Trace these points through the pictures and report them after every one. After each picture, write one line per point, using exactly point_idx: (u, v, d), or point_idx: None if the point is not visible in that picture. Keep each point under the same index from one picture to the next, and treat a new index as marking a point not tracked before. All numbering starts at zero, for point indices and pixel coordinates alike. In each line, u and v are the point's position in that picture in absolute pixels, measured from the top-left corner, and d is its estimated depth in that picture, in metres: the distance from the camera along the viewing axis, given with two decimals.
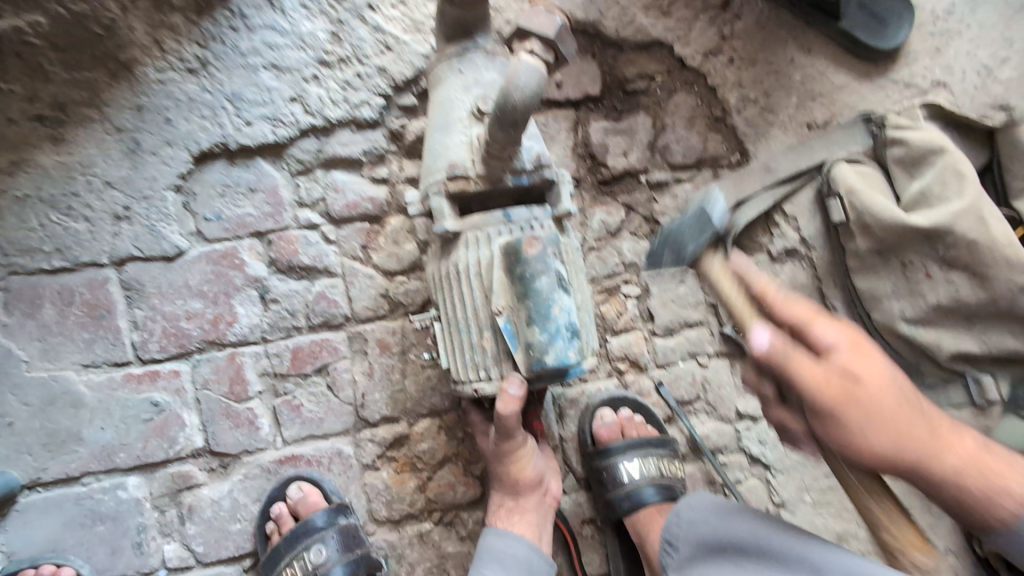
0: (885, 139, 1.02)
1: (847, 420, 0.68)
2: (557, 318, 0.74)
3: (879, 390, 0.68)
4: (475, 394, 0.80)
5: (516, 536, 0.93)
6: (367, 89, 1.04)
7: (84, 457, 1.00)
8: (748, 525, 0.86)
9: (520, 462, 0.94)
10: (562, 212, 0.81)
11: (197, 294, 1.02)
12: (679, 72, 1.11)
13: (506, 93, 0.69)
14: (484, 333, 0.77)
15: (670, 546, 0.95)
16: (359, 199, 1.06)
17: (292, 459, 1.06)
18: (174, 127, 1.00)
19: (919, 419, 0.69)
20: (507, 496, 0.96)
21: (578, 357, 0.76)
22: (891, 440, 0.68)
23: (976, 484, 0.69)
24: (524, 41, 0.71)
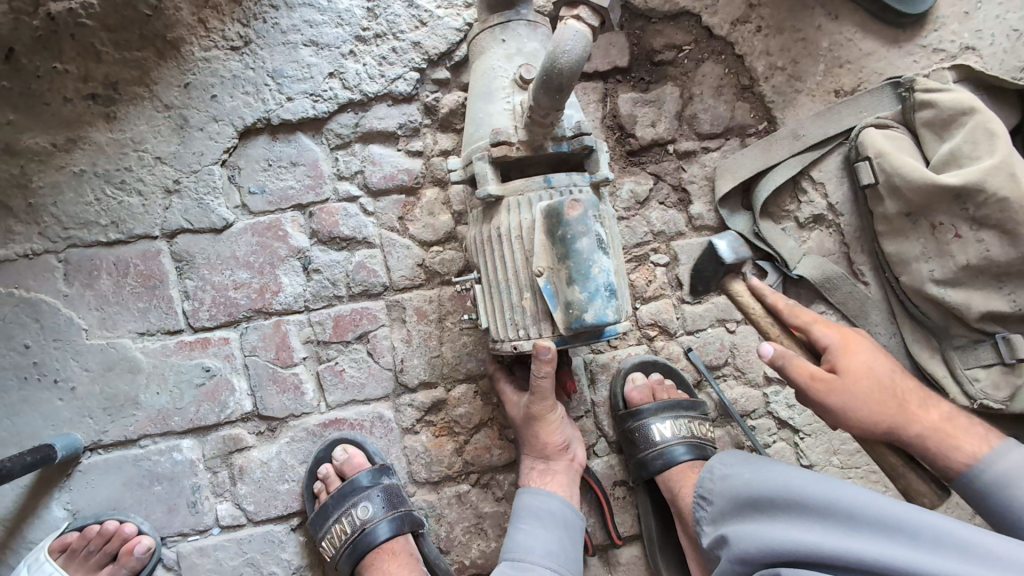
0: (913, 102, 1.03)
1: (834, 409, 0.89)
2: (596, 278, 0.74)
3: (865, 380, 0.89)
4: (514, 351, 0.83)
5: (549, 493, 0.95)
6: (402, 63, 1.07)
7: (141, 420, 1.06)
8: (774, 473, 0.83)
9: (550, 426, 0.96)
10: (600, 178, 0.83)
11: (243, 265, 1.07)
12: (707, 42, 1.13)
13: (551, 57, 0.67)
14: (525, 294, 0.80)
15: (703, 501, 0.93)
16: (396, 171, 1.10)
17: (336, 423, 1.10)
18: (220, 103, 1.04)
19: (890, 394, 0.89)
20: (537, 459, 0.98)
21: (616, 316, 0.75)
22: (867, 411, 0.88)
23: (938, 448, 0.88)
24: (573, 7, 0.68)
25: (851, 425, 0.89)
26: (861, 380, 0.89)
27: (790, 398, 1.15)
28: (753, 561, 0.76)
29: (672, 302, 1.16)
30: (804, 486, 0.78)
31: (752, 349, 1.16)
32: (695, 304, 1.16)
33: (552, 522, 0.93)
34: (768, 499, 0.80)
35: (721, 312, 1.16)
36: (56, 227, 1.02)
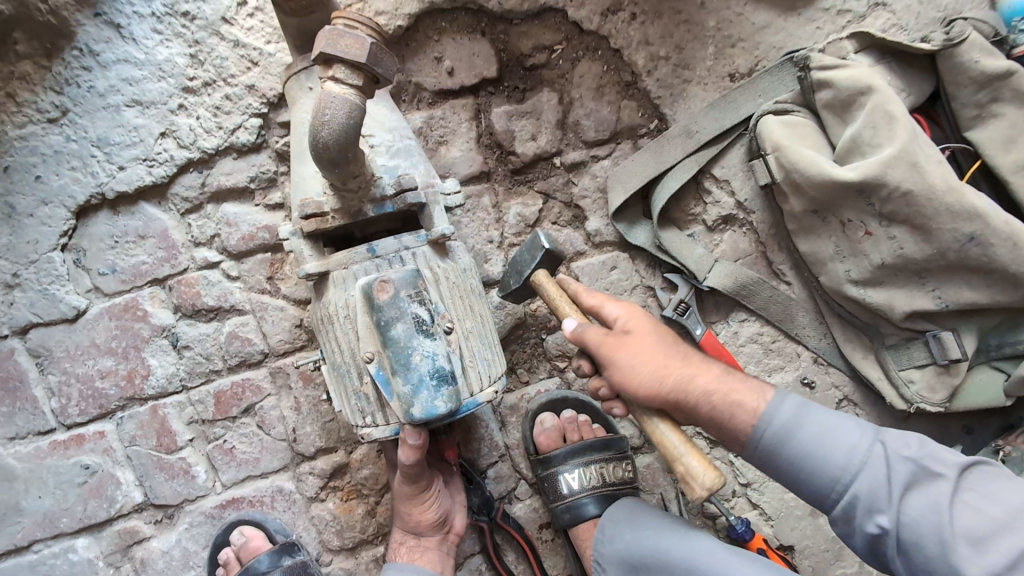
0: (810, 83, 0.90)
1: (620, 365, 0.75)
2: (419, 366, 0.67)
3: (651, 338, 0.77)
4: (367, 439, 0.75)
5: (416, 568, 0.89)
6: (240, 110, 0.96)
7: (29, 526, 1.00)
8: (649, 531, 0.85)
9: (422, 505, 0.89)
10: (436, 236, 0.73)
11: (106, 351, 0.99)
12: (580, 37, 1.00)
13: (312, 132, 0.58)
14: (363, 378, 0.72)
15: (599, 566, 0.91)
16: (255, 229, 1.00)
17: (234, 502, 1.04)
18: (46, 184, 0.94)
19: (678, 354, 0.77)
20: (409, 534, 0.93)
21: (451, 404, 0.68)
22: (656, 375, 0.74)
23: (722, 404, 0.75)
24: (328, 68, 0.58)
25: (639, 389, 0.74)
26: (650, 342, 0.77)
27: None
28: None
29: None
30: (670, 551, 0.80)
31: None
32: None
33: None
34: (644, 565, 0.83)
35: None
36: None
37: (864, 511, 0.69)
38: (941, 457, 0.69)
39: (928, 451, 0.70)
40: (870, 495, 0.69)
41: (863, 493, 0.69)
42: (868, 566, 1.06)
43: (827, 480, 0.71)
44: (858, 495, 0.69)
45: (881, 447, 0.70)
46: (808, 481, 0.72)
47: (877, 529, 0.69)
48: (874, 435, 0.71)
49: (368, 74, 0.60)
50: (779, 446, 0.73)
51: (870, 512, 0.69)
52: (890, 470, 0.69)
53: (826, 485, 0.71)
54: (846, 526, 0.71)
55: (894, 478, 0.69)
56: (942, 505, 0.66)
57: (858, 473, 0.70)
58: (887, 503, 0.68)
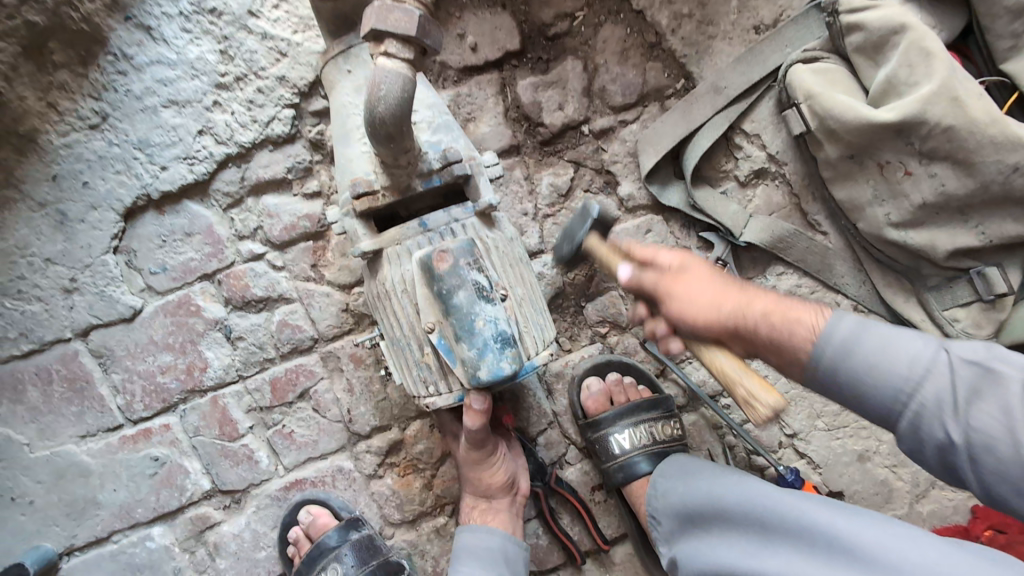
0: (840, 27, 0.89)
1: (671, 305, 0.76)
2: (483, 331, 0.70)
3: (701, 273, 0.76)
4: (431, 408, 0.78)
5: (489, 529, 0.93)
6: (273, 103, 0.98)
7: (107, 518, 1.06)
8: (705, 483, 0.85)
9: (491, 468, 0.93)
10: (483, 206, 0.76)
11: (164, 347, 1.03)
12: (601, 2, 1.00)
13: (369, 108, 0.61)
14: (424, 350, 0.74)
15: (655, 519, 0.93)
16: (296, 219, 1.02)
17: (297, 484, 1.08)
18: (94, 189, 0.97)
19: (735, 291, 0.75)
20: (480, 497, 0.96)
21: (515, 365, 0.71)
22: (711, 305, 0.74)
23: (774, 324, 0.73)
24: (379, 43, 0.60)
25: (693, 319, 0.75)
26: (697, 290, 0.75)
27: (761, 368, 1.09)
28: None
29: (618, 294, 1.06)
30: (725, 494, 0.80)
31: None
32: None
33: (490, 560, 0.90)
34: (699, 509, 0.84)
35: None
36: None
37: (931, 422, 0.63)
38: (1001, 356, 0.61)
39: (991, 354, 0.61)
40: (938, 404, 0.62)
41: (928, 401, 0.63)
42: (918, 507, 1.07)
43: (891, 390, 0.65)
44: (923, 403, 0.63)
45: (946, 354, 0.63)
46: (868, 390, 0.67)
47: (945, 438, 0.62)
48: (938, 344, 0.64)
49: (417, 47, 0.62)
50: (843, 358, 0.68)
51: (938, 418, 0.62)
52: (954, 379, 0.62)
53: (887, 398, 0.66)
54: (914, 437, 0.65)
55: (958, 385, 0.61)
56: (1007, 404, 0.58)
57: (922, 382, 0.63)
58: (953, 415, 0.61)
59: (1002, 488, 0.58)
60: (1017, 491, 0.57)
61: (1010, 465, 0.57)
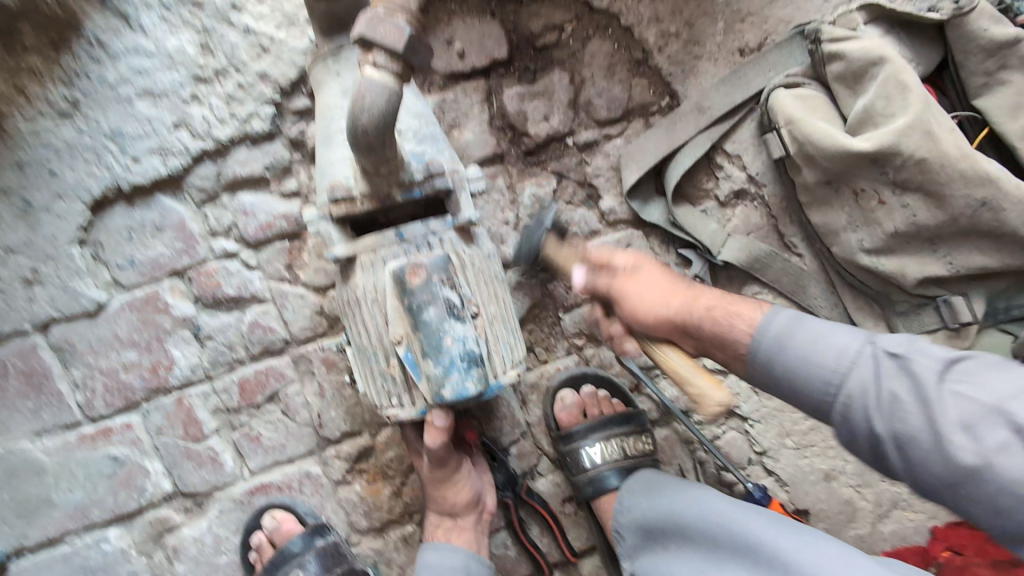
0: (821, 55, 0.91)
1: (629, 299, 0.83)
2: (451, 349, 0.70)
3: (650, 270, 0.84)
4: (392, 419, 0.78)
5: (452, 547, 0.90)
6: (252, 99, 0.96)
7: (60, 519, 1.02)
8: (665, 499, 0.85)
9: (456, 484, 0.91)
10: (463, 221, 0.75)
11: (129, 344, 1.00)
12: (590, 16, 1.00)
13: (353, 117, 0.60)
14: (389, 361, 0.74)
15: (618, 535, 0.91)
16: (272, 218, 1.01)
17: (262, 488, 1.06)
18: (61, 178, 0.94)
19: (685, 288, 0.82)
20: (445, 514, 0.93)
21: (481, 385, 0.71)
22: (667, 303, 0.81)
23: (718, 320, 0.79)
24: (368, 52, 0.59)
25: (649, 316, 0.81)
26: (648, 292, 0.82)
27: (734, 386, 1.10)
28: None
29: None
30: (681, 510, 0.81)
31: None
32: None
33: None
34: (658, 526, 0.84)
35: None
36: None
37: (858, 416, 0.67)
38: (924, 349, 0.65)
39: (914, 346, 0.65)
40: (863, 395, 0.66)
41: (856, 395, 0.67)
42: (879, 527, 1.09)
43: (821, 384, 0.69)
44: (852, 396, 0.67)
45: (870, 348, 0.67)
46: (804, 385, 0.71)
47: (873, 432, 0.66)
48: (865, 337, 0.68)
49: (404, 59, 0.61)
50: (774, 351, 0.73)
51: (866, 412, 0.66)
52: (881, 373, 0.66)
53: (821, 393, 0.69)
54: (846, 429, 0.68)
55: (882, 377, 0.65)
56: (926, 399, 0.62)
57: (848, 373, 0.68)
58: (876, 408, 0.65)
59: (926, 475, 0.63)
60: (941, 478, 0.62)
61: (924, 449, 0.62)
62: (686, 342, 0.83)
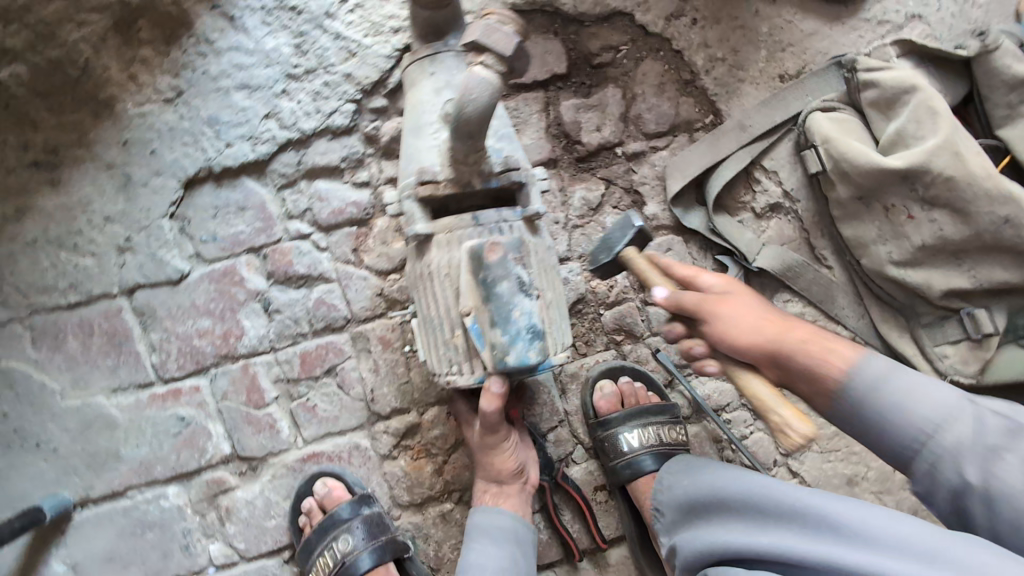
0: (857, 83, 1.01)
1: (722, 320, 0.84)
2: (518, 321, 0.77)
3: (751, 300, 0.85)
4: (450, 386, 0.84)
5: (502, 511, 0.97)
6: (336, 96, 1.06)
7: (125, 473, 1.09)
8: (709, 476, 0.90)
9: (504, 453, 0.97)
10: (532, 213, 0.83)
11: (205, 312, 1.08)
12: (645, 39, 1.09)
13: (458, 108, 0.68)
14: (455, 331, 0.81)
15: (658, 513, 0.98)
16: (344, 205, 1.10)
17: (313, 457, 1.13)
18: (161, 157, 1.04)
19: (779, 317, 0.85)
20: (491, 482, 0.99)
21: (540, 357, 0.79)
22: (766, 332, 0.83)
23: (818, 356, 0.82)
24: (479, 55, 0.68)
25: (741, 341, 0.82)
26: (739, 317, 0.84)
27: None
28: (696, 565, 0.84)
29: (635, 305, 1.16)
30: (724, 485, 0.86)
31: None
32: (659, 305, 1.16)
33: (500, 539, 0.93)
34: (704, 501, 0.88)
35: None
36: (18, 296, 1.04)
37: (945, 465, 0.73)
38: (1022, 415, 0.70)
39: (1011, 413, 0.71)
40: (956, 447, 0.72)
41: (949, 446, 0.73)
42: None
43: (911, 432, 0.76)
44: (944, 448, 0.73)
45: (971, 406, 0.73)
46: (892, 431, 0.77)
47: (959, 481, 0.72)
48: (964, 396, 0.74)
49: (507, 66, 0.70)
50: (865, 400, 0.79)
51: (954, 464, 0.72)
52: (976, 430, 0.71)
53: (910, 440, 0.76)
54: (930, 479, 0.75)
55: (977, 434, 0.71)
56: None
57: (941, 428, 0.74)
58: (968, 462, 0.71)
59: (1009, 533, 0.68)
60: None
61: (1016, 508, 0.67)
62: (770, 372, 0.84)
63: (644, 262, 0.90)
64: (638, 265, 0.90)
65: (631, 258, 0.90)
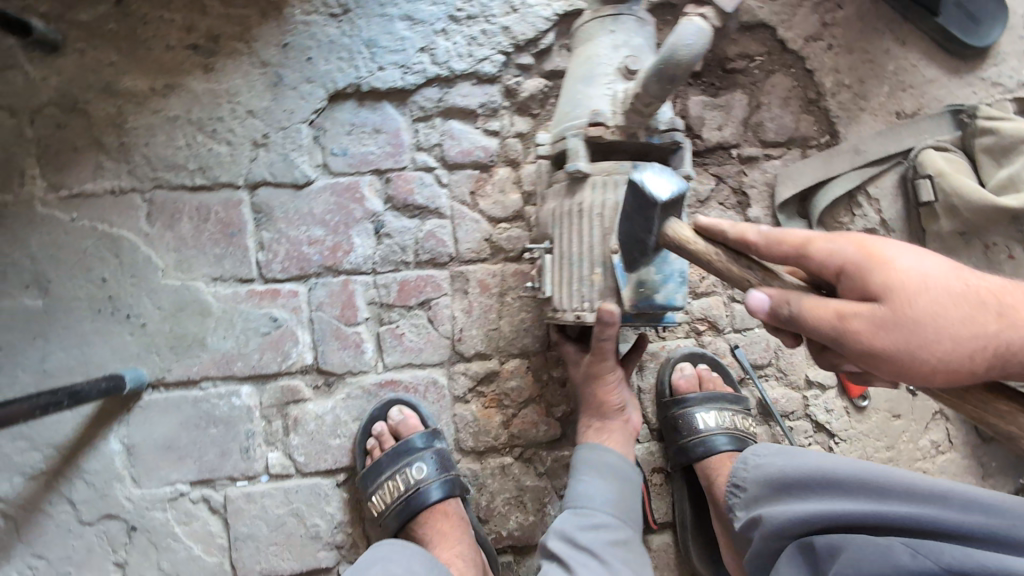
0: (975, 129, 1.09)
1: (932, 342, 0.58)
2: (672, 263, 0.83)
3: (920, 299, 0.58)
4: (575, 321, 0.89)
5: (606, 447, 1.00)
6: (490, 45, 1.12)
7: (205, 362, 1.09)
8: (808, 459, 0.92)
9: (609, 387, 1.01)
10: (683, 175, 0.88)
11: (320, 222, 1.11)
12: (780, 54, 1.17)
13: (674, 48, 0.74)
14: (595, 268, 0.85)
15: (737, 488, 1.03)
16: (472, 147, 1.14)
17: (391, 384, 1.14)
18: (315, 65, 1.08)
19: (966, 301, 0.59)
20: (594, 418, 1.03)
21: (683, 301, 0.85)
22: (988, 348, 0.57)
23: None
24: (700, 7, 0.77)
25: (960, 364, 0.58)
26: (931, 314, 0.58)
27: (827, 402, 1.22)
28: (782, 534, 0.87)
29: (722, 300, 1.21)
30: (825, 466, 0.87)
31: (795, 354, 1.22)
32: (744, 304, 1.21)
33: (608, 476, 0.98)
34: (796, 477, 0.90)
35: None
36: (145, 167, 1.05)
37: None
38: None
39: None
40: None
41: None
42: None
43: None
44: None
45: None
46: None
47: None
48: None
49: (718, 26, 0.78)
50: None
51: None
52: None
53: None
54: None
55: None
56: None
57: None
58: None
59: None
60: None
61: None
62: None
63: (706, 244, 0.72)
64: (688, 237, 0.74)
65: (678, 233, 0.75)
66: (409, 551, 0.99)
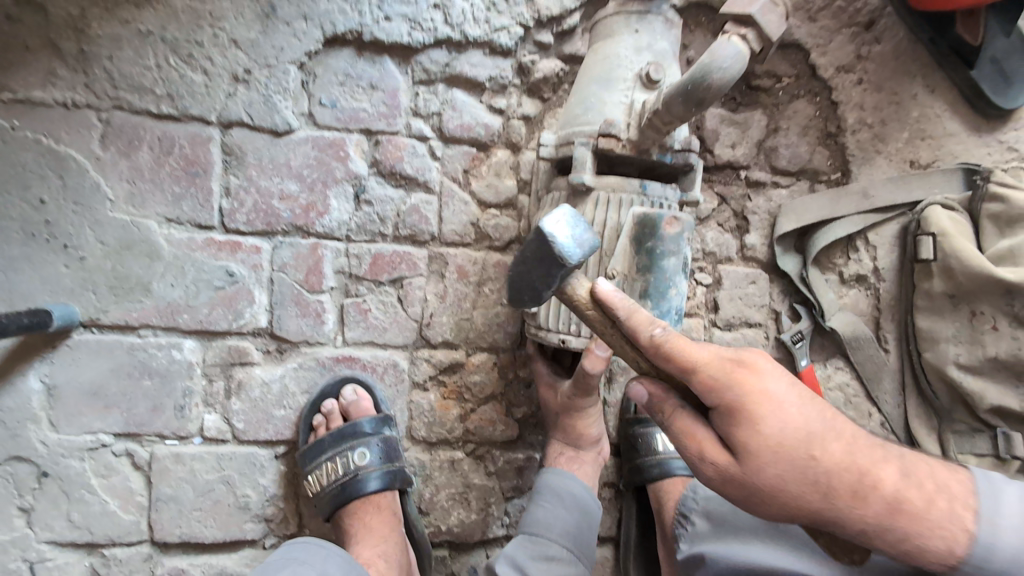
0: (985, 193, 1.04)
1: (760, 482, 0.62)
2: (671, 300, 0.81)
3: (773, 454, 0.61)
4: (560, 344, 0.86)
5: (574, 477, 1.03)
6: (510, 15, 1.03)
7: (147, 309, 0.99)
8: None
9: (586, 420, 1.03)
10: (690, 199, 0.85)
11: (295, 176, 1.01)
12: (808, 80, 1.13)
13: (708, 70, 0.71)
14: None
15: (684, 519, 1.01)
16: (473, 123, 1.06)
17: (347, 360, 1.07)
18: (314, 3, 0.97)
19: (817, 470, 0.60)
20: (567, 446, 1.06)
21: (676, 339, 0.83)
22: (806, 492, 0.61)
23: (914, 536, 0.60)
24: (741, 27, 0.75)
25: (773, 509, 0.63)
26: (778, 469, 0.61)
27: None
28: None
29: (703, 323, 1.16)
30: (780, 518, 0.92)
31: None
32: (725, 330, 1.16)
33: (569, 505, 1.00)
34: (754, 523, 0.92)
35: (745, 344, 1.17)
36: (105, 83, 0.94)
37: None
38: None
39: None
40: None
41: None
42: None
43: None
44: None
45: None
46: None
47: None
48: None
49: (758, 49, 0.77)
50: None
51: None
52: None
53: None
54: None
55: None
56: None
57: None
58: None
59: None
60: None
61: None
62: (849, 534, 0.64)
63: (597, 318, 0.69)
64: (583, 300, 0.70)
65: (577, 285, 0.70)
66: (326, 553, 0.92)
